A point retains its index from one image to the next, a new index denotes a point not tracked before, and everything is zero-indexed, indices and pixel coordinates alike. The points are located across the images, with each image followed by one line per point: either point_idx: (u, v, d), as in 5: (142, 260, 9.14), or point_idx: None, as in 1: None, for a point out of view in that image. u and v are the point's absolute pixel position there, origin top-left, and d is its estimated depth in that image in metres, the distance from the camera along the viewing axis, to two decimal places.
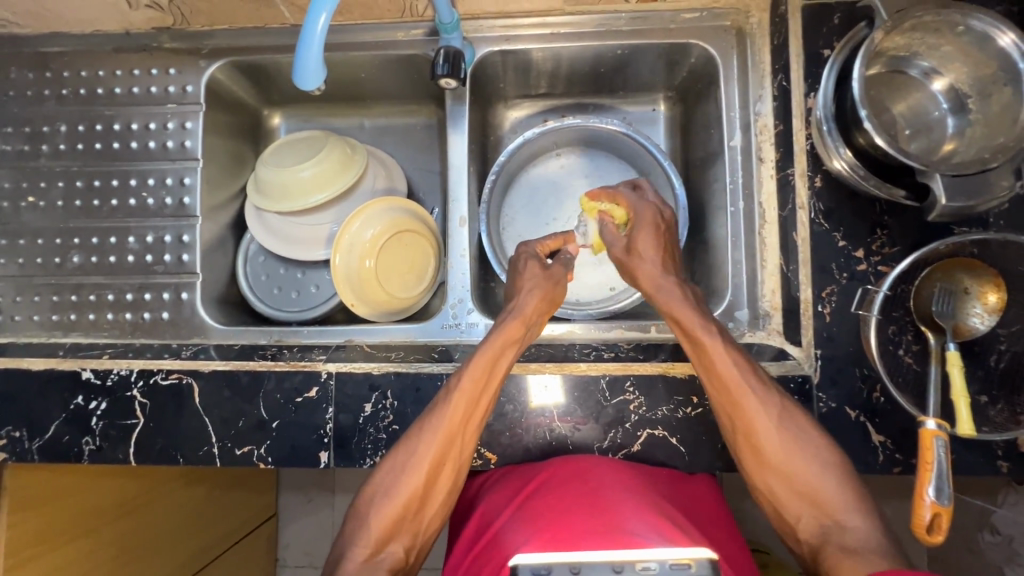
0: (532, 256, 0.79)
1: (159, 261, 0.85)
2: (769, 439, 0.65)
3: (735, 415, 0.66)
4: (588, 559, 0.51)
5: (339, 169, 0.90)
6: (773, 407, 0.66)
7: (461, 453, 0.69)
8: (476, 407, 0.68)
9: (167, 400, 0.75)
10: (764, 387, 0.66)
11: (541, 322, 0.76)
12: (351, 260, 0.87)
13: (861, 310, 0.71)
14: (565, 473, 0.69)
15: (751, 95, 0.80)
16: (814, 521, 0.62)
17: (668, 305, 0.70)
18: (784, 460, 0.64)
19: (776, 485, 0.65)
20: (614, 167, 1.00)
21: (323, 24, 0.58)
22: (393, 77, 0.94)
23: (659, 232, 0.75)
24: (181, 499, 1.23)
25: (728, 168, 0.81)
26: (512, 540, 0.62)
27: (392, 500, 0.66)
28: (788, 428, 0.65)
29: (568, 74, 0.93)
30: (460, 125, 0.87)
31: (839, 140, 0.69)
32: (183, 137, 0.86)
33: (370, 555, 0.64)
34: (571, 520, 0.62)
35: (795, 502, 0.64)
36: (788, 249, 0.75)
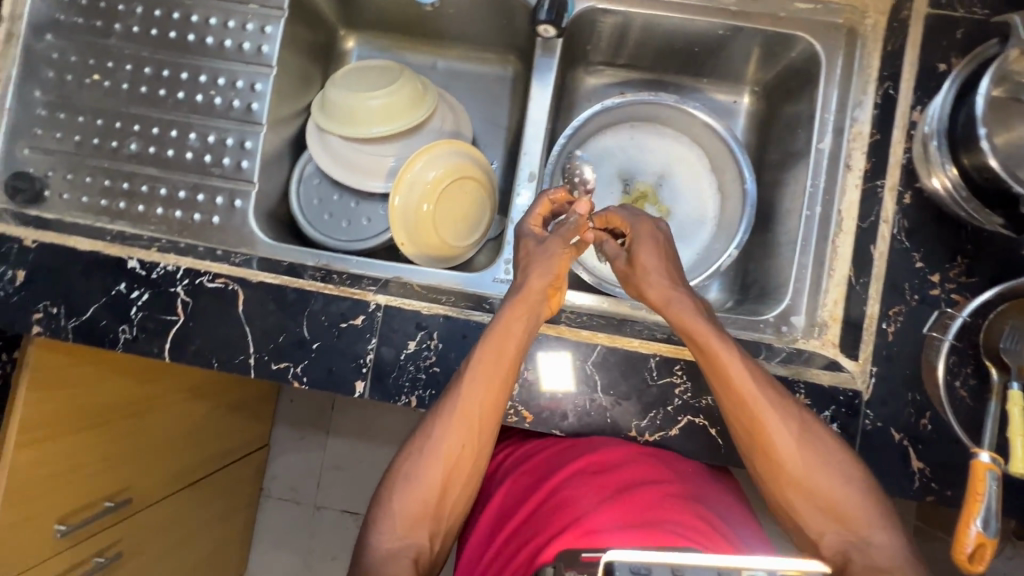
0: (528, 237, 0.73)
1: (217, 164, 0.82)
2: (792, 457, 0.63)
3: (757, 431, 0.64)
4: (690, 560, 0.45)
5: (409, 103, 0.88)
6: (795, 424, 0.64)
7: (481, 440, 0.67)
8: (491, 399, 0.67)
9: (211, 303, 0.73)
10: (786, 404, 0.65)
11: (554, 301, 0.71)
12: (410, 202, 0.84)
13: (933, 332, 0.69)
14: (596, 463, 0.69)
15: (851, 100, 0.77)
16: (839, 538, 0.62)
17: (683, 322, 0.67)
18: (809, 479, 0.63)
19: (806, 502, 0.63)
20: (686, 151, 0.97)
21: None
22: (481, 18, 0.90)
23: (667, 248, 0.73)
24: (183, 412, 1.22)
25: (812, 171, 0.79)
26: (568, 514, 0.65)
27: (416, 486, 0.65)
28: (812, 446, 0.64)
29: (659, 47, 0.90)
30: (546, 78, 0.84)
31: (947, 158, 0.66)
32: (260, 41, 0.83)
33: (400, 541, 0.64)
34: (631, 506, 0.64)
35: (817, 519, 0.63)
36: (861, 262, 0.73)
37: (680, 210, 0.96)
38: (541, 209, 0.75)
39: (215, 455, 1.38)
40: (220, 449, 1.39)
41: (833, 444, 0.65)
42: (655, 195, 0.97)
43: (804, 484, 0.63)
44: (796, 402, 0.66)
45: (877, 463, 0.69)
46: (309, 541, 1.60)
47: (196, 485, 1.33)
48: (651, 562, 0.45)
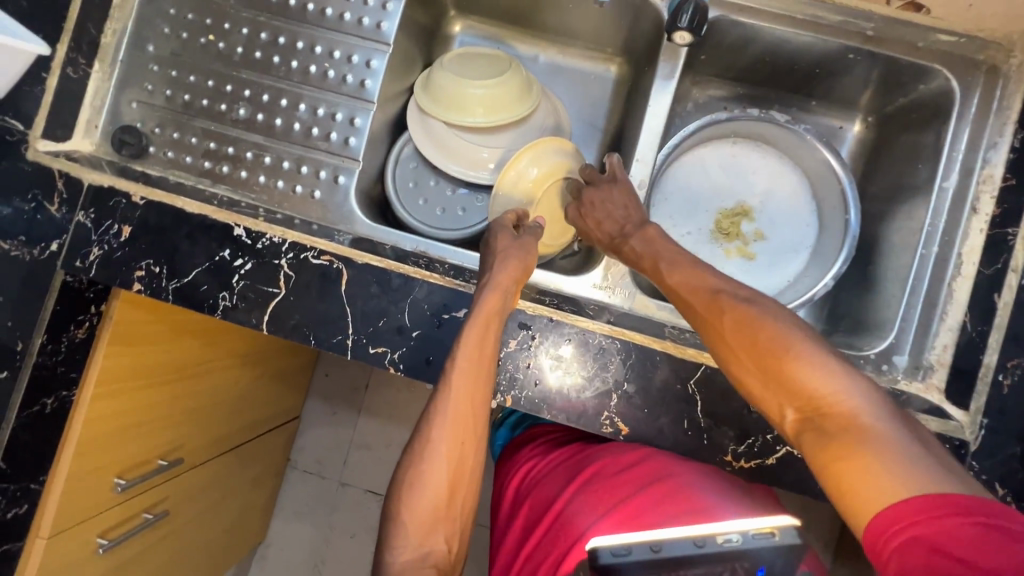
0: (502, 228, 0.76)
1: (324, 138, 0.81)
2: (739, 339, 0.59)
3: (706, 322, 0.63)
4: (669, 536, 0.60)
5: (517, 95, 0.86)
6: (731, 301, 0.61)
7: (475, 434, 0.65)
8: (476, 388, 0.65)
9: (314, 279, 0.72)
10: (724, 289, 0.63)
11: (517, 290, 0.71)
12: (511, 198, 0.83)
13: None
14: (615, 465, 0.71)
15: (984, 141, 0.75)
16: (797, 412, 0.54)
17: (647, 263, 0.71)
18: (761, 355, 0.57)
19: (762, 384, 0.57)
20: (787, 174, 0.96)
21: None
22: (600, 16, 0.88)
23: (619, 192, 0.78)
24: (235, 376, 1.23)
25: (932, 210, 0.77)
26: (579, 527, 0.64)
27: (422, 493, 0.62)
28: (752, 320, 0.58)
29: (779, 65, 0.88)
30: (668, 85, 0.82)
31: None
32: (381, 17, 0.81)
33: (417, 549, 0.61)
34: (637, 506, 0.64)
35: (779, 400, 0.56)
36: (980, 310, 0.71)
37: (772, 232, 0.95)
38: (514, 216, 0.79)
39: (253, 423, 1.37)
40: (257, 418, 1.38)
41: (783, 315, 0.58)
42: (753, 214, 0.95)
43: (746, 362, 0.58)
44: (739, 287, 0.63)
45: None
46: (330, 517, 1.61)
47: (234, 452, 1.32)
48: (630, 545, 0.60)
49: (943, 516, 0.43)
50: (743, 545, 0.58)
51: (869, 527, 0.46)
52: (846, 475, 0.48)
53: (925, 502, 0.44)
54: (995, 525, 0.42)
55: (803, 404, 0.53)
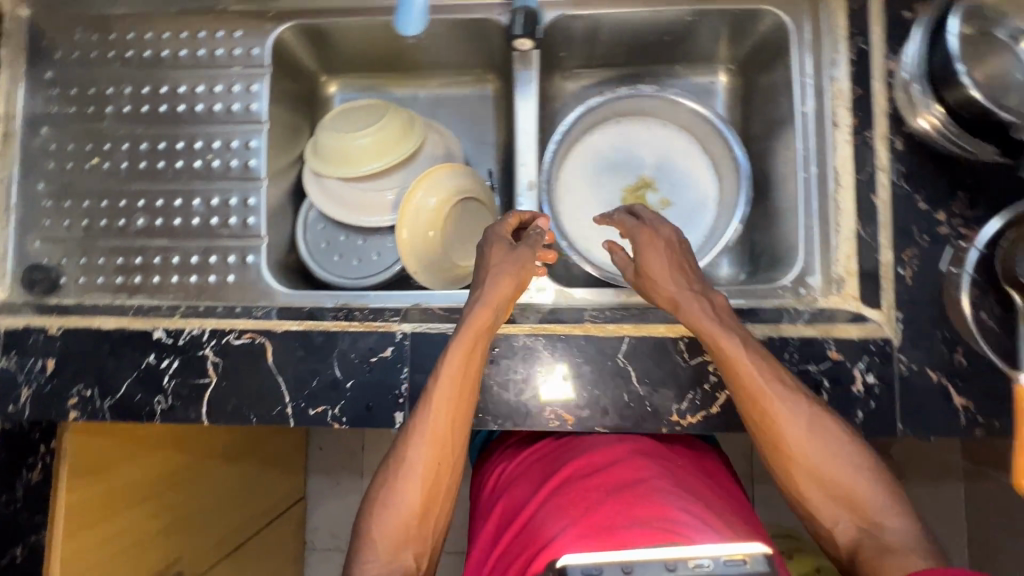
0: (500, 238, 0.75)
1: (224, 225, 0.84)
2: (802, 449, 0.64)
3: (765, 419, 0.66)
4: (640, 557, 0.52)
5: (400, 135, 0.91)
6: (804, 410, 0.65)
7: (453, 453, 0.68)
8: (459, 408, 0.68)
9: (241, 360, 0.74)
10: (795, 392, 0.66)
11: (511, 305, 0.72)
12: (416, 232, 0.85)
13: (951, 268, 0.70)
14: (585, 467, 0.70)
15: (825, 60, 0.79)
16: (853, 525, 0.62)
17: (701, 327, 0.68)
18: (825, 469, 0.64)
19: (818, 490, 0.64)
20: (676, 139, 1.00)
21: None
22: (455, 43, 0.93)
23: (674, 254, 0.73)
24: (224, 472, 1.23)
25: (801, 134, 0.81)
26: (543, 530, 0.62)
27: (393, 511, 0.65)
28: (831, 438, 0.64)
29: (632, 42, 0.93)
30: (528, 90, 0.86)
31: (929, 95, 0.70)
32: (248, 99, 0.85)
33: (384, 566, 0.64)
34: (603, 506, 0.62)
35: (831, 509, 0.64)
36: (867, 213, 0.74)
37: (677, 194, 0.99)
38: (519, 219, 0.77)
39: (259, 513, 1.37)
40: (262, 507, 1.38)
41: (835, 424, 0.65)
42: (655, 183, 0.99)
43: (808, 464, 0.64)
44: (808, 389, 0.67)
45: (919, 406, 0.70)
46: None
47: (246, 546, 1.32)
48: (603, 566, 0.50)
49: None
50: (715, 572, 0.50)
51: None
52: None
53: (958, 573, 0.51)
54: None
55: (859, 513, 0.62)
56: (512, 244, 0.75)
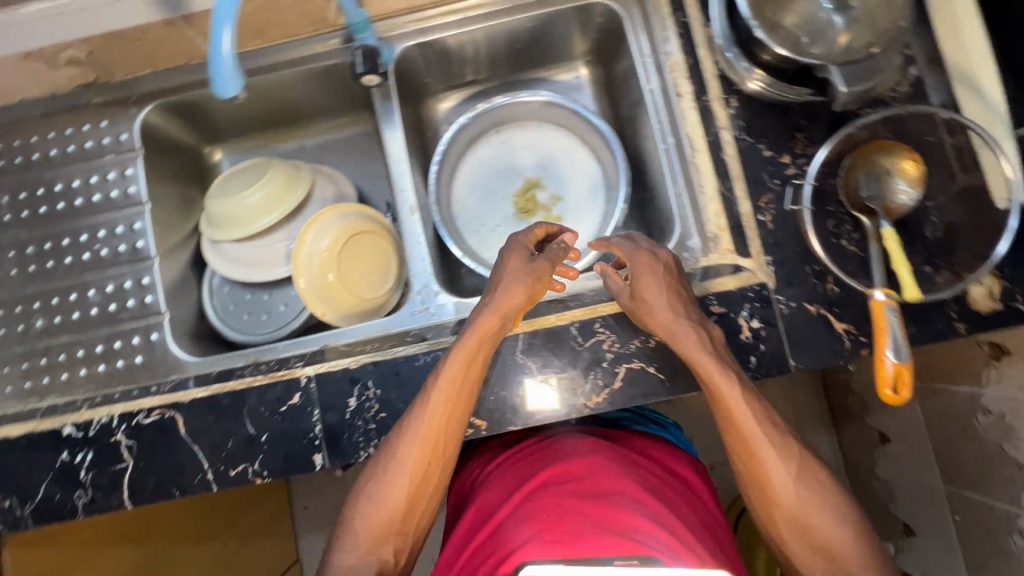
0: (519, 248, 0.76)
1: (123, 309, 0.85)
2: (787, 495, 0.66)
3: (752, 463, 0.68)
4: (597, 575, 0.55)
5: (285, 187, 0.93)
6: (792, 457, 0.67)
7: (444, 453, 0.70)
8: (453, 410, 0.69)
9: (154, 438, 0.74)
10: (784, 440, 0.68)
11: (521, 314, 0.73)
12: (315, 275, 0.88)
13: (794, 206, 0.75)
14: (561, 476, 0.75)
15: (657, 37, 0.84)
16: (830, 575, 0.65)
17: (691, 353, 0.68)
18: (807, 516, 0.66)
19: (800, 539, 0.66)
20: (555, 136, 1.04)
21: (228, 43, 0.57)
22: (322, 90, 0.96)
23: (669, 278, 0.72)
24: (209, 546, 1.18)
25: (653, 110, 0.85)
26: (509, 539, 0.67)
27: (378, 503, 0.68)
28: (815, 486, 0.67)
29: (488, 55, 0.96)
30: (393, 121, 0.89)
31: (749, 65, 0.75)
32: (126, 184, 0.87)
33: (360, 557, 0.67)
34: (568, 516, 0.67)
35: (810, 557, 0.66)
36: (721, 170, 0.78)
37: (566, 188, 1.02)
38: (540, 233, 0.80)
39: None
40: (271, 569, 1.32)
41: (820, 470, 0.68)
42: (542, 182, 1.03)
43: (790, 509, 0.66)
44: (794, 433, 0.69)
45: (804, 340, 0.73)
46: None
47: None
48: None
49: None
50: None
51: None
52: None
53: None
54: None
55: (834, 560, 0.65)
56: (531, 254, 0.76)
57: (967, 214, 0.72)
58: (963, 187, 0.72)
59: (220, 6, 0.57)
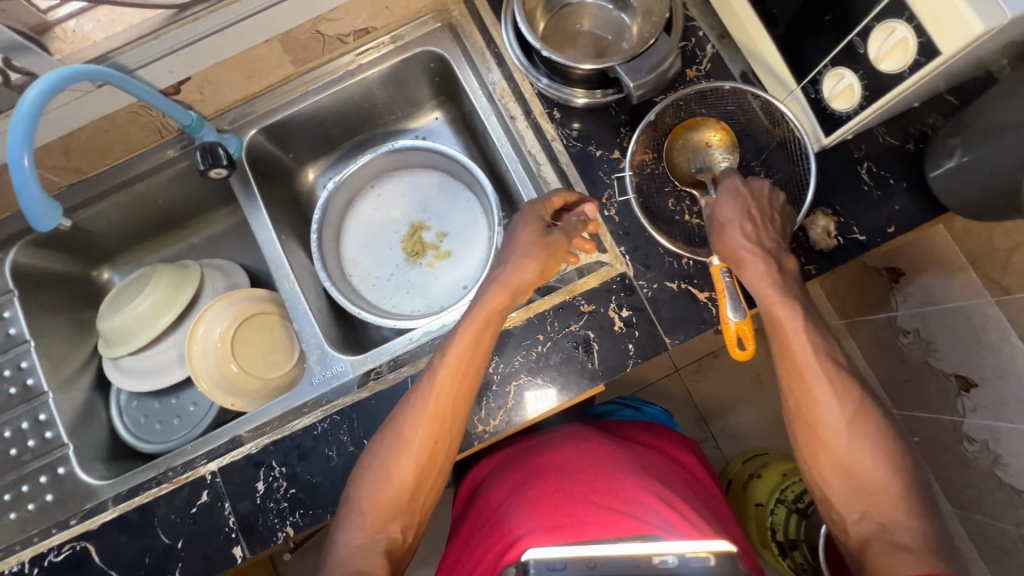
0: (535, 219, 0.74)
1: (25, 451, 0.84)
2: (836, 439, 0.65)
3: (803, 398, 0.67)
4: (604, 554, 0.51)
5: (172, 289, 0.94)
6: (848, 403, 0.65)
7: (450, 433, 0.71)
8: (460, 389, 0.69)
9: (70, 574, 0.73)
10: (843, 379, 0.66)
11: (530, 289, 0.74)
12: (213, 368, 0.89)
13: (626, 196, 0.79)
14: (561, 462, 0.77)
15: (482, 71, 0.90)
16: (872, 521, 0.62)
17: (755, 280, 0.66)
18: (854, 462, 0.64)
19: (843, 483, 0.65)
20: (429, 178, 1.08)
21: (31, 161, 0.58)
22: (190, 189, 0.98)
23: (756, 207, 0.69)
24: None
25: (496, 138, 0.90)
26: (511, 527, 0.69)
27: (384, 486, 0.68)
28: (867, 432, 0.65)
29: (341, 120, 1.00)
30: (257, 205, 0.93)
31: (566, 85, 0.80)
32: (6, 327, 0.88)
33: (368, 536, 0.68)
34: (568, 500, 0.69)
35: (849, 501, 0.64)
36: (564, 177, 0.82)
37: (450, 223, 1.06)
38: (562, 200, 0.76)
39: None
40: None
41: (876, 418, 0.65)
42: (426, 223, 1.06)
43: (839, 453, 0.65)
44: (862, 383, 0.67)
45: (675, 316, 0.76)
46: None
47: None
48: (566, 559, 0.51)
49: None
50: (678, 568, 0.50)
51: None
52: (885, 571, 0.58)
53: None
54: None
55: (879, 505, 0.63)
56: (547, 227, 0.74)
57: (787, 164, 0.77)
58: (781, 139, 0.77)
59: (13, 135, 0.57)
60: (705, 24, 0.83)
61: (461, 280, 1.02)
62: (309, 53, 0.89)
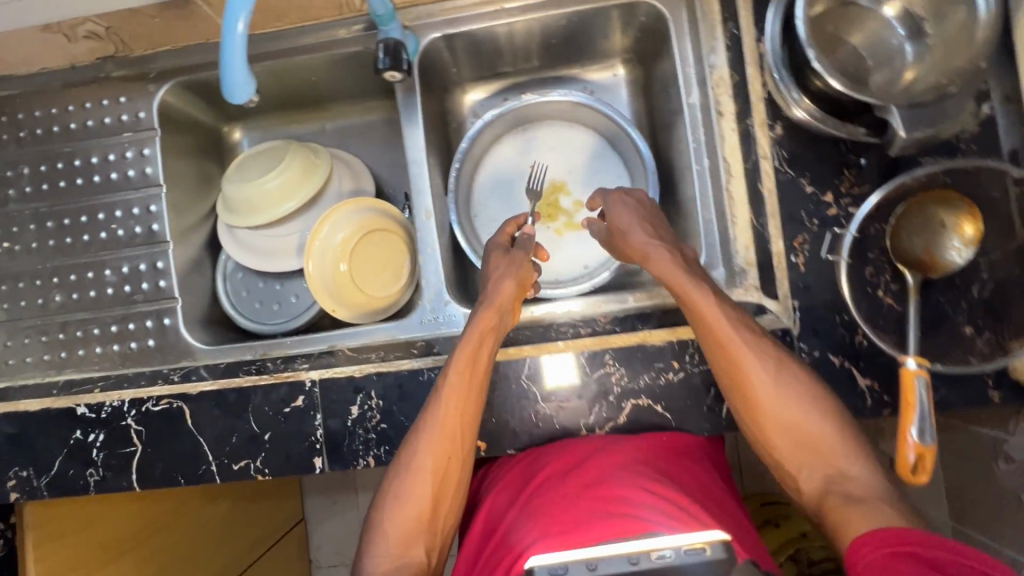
0: (496, 246, 0.80)
1: (137, 291, 0.85)
2: (770, 402, 0.64)
3: (737, 379, 0.65)
4: (602, 554, 0.51)
5: (302, 176, 0.90)
6: (771, 359, 0.65)
7: (462, 445, 0.69)
8: (466, 405, 0.68)
9: (161, 426, 0.76)
10: (761, 343, 0.65)
11: (517, 307, 0.74)
12: (326, 271, 0.87)
13: (832, 255, 0.69)
14: (558, 469, 0.68)
15: (704, 47, 0.77)
16: (820, 473, 0.63)
17: (665, 274, 0.68)
18: (785, 420, 0.64)
19: (790, 445, 0.64)
20: (585, 140, 0.98)
21: (244, 28, 0.54)
22: (345, 75, 0.92)
23: (641, 210, 0.76)
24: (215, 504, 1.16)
25: (691, 130, 0.79)
26: (519, 537, 0.62)
27: (404, 501, 0.67)
28: (795, 385, 0.64)
29: (522, 50, 0.91)
30: (415, 119, 0.86)
31: (799, 92, 0.69)
32: (143, 164, 0.86)
33: (394, 560, 0.65)
34: (568, 509, 0.62)
35: (798, 465, 0.64)
36: (757, 202, 0.73)
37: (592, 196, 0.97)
38: (511, 229, 0.83)
39: (265, 533, 1.28)
40: (268, 527, 1.29)
41: (801, 372, 0.65)
42: (567, 186, 0.97)
43: (774, 415, 0.64)
44: (779, 342, 0.67)
45: None
46: None
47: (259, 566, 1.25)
48: (568, 562, 0.51)
49: (906, 547, 0.51)
50: (676, 563, 0.49)
51: (861, 545, 0.54)
52: (845, 522, 0.57)
53: (894, 536, 0.52)
54: (964, 560, 0.49)
55: (830, 467, 0.62)
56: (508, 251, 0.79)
57: (1020, 273, 0.65)
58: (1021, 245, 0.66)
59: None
60: (995, 78, 0.68)
61: (583, 260, 0.96)
62: None
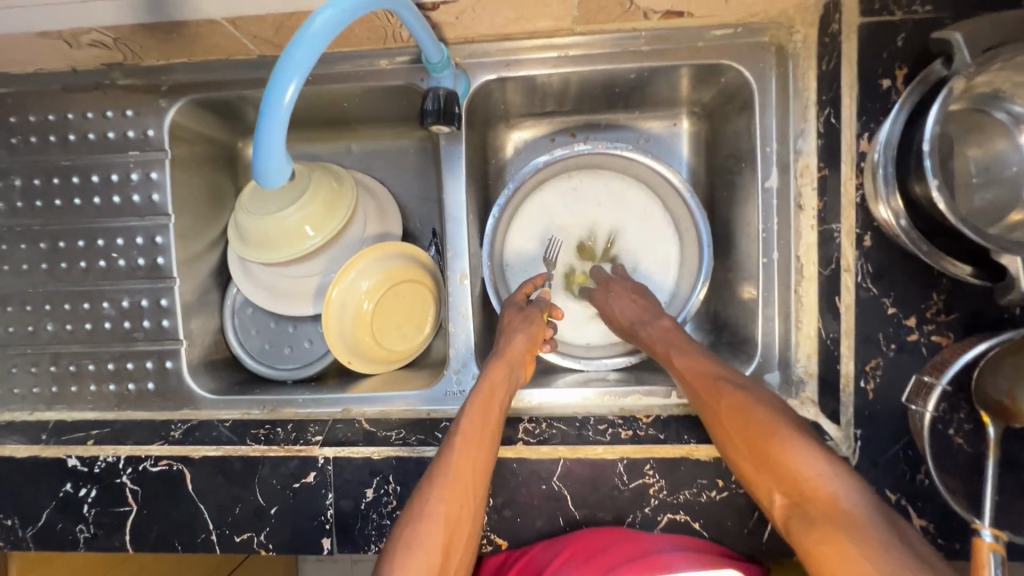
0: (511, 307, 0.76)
1: (138, 328, 0.78)
2: (748, 428, 0.57)
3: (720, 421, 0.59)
4: None
5: (327, 211, 0.77)
6: (743, 391, 0.60)
7: (476, 494, 0.60)
8: (481, 453, 0.61)
9: (159, 488, 0.71)
10: (755, 389, 0.60)
11: (529, 362, 0.71)
12: (345, 322, 0.78)
13: (915, 405, 0.62)
14: (596, 542, 0.65)
15: (793, 129, 0.70)
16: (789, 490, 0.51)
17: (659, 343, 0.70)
18: (756, 438, 0.55)
19: (761, 468, 0.54)
20: (636, 194, 0.89)
21: (291, 95, 0.47)
22: (381, 104, 0.82)
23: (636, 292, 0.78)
24: None
25: (763, 213, 0.73)
26: None
27: (413, 553, 0.55)
28: (766, 408, 0.57)
29: (578, 95, 0.81)
30: (456, 168, 0.78)
31: (895, 186, 0.59)
32: (150, 189, 0.77)
33: None
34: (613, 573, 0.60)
35: (764, 475, 0.54)
36: (829, 313, 0.67)
37: (636, 258, 0.88)
38: (528, 290, 0.79)
39: None
40: None
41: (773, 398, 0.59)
42: (611, 244, 0.89)
43: (748, 432, 0.56)
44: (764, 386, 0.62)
45: None
46: None
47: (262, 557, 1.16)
48: None
49: None
50: None
51: None
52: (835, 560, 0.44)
53: None
54: None
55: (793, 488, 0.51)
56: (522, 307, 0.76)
57: None
58: None
59: (286, 59, 0.46)
60: None
61: None
62: (600, 17, 0.67)
